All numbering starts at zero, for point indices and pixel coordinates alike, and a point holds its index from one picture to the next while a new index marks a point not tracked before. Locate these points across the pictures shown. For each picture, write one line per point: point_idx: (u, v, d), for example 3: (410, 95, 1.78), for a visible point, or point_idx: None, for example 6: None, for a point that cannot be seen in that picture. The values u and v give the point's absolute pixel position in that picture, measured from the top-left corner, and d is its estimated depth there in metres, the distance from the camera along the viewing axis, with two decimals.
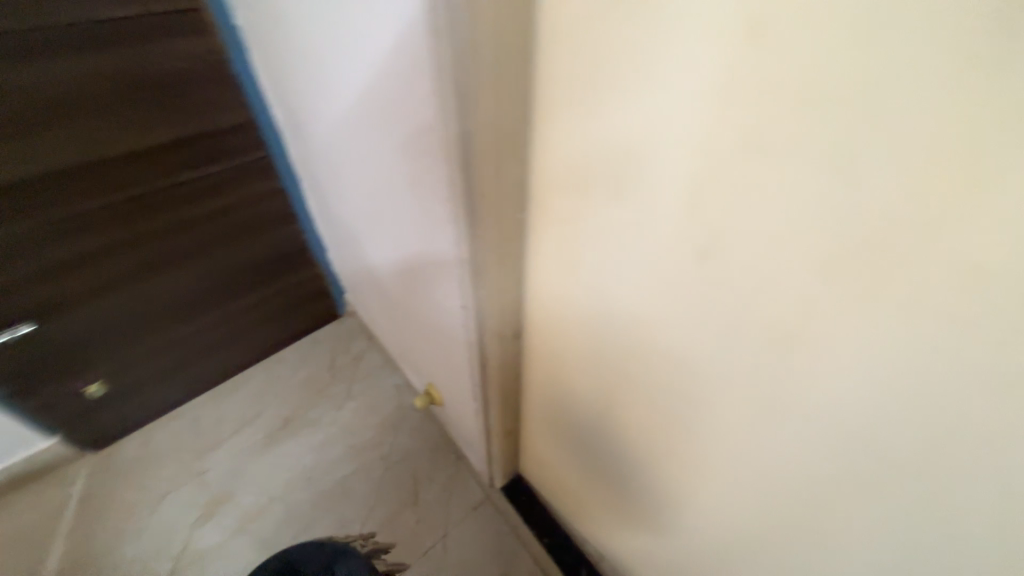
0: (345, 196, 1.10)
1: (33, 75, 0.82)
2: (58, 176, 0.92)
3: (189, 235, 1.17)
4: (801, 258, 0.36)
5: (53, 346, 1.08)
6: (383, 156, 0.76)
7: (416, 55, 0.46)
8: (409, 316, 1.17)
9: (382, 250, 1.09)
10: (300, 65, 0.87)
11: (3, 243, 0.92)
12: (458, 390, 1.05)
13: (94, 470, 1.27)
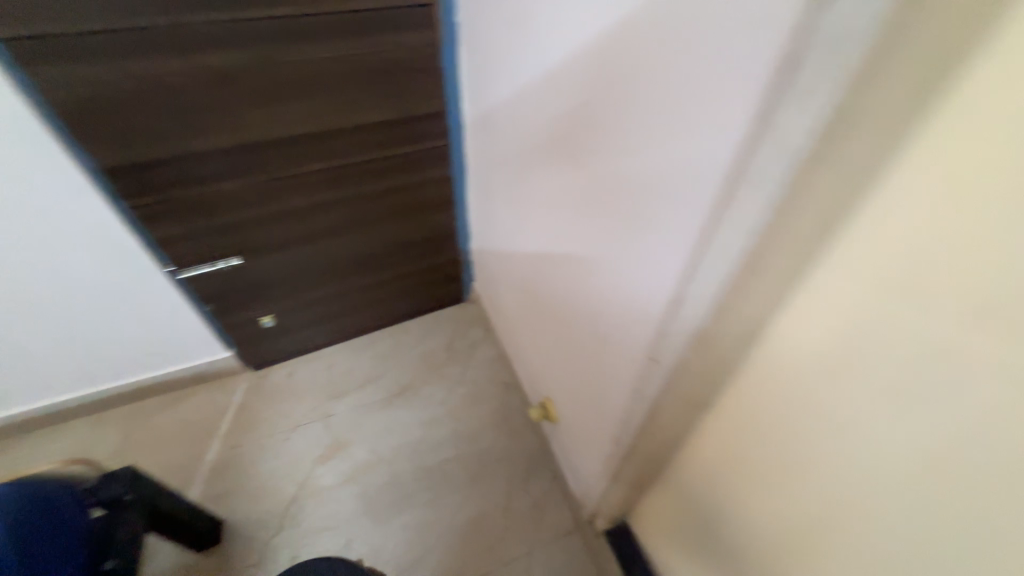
0: (504, 196, 1.12)
1: (296, 54, 0.94)
2: (290, 143, 1.05)
3: (367, 205, 1.28)
4: (897, 420, 0.43)
5: (248, 279, 1.27)
6: (577, 165, 0.72)
7: (720, 100, 0.41)
8: (540, 323, 1.15)
9: (528, 252, 1.08)
10: (512, 66, 0.86)
11: (239, 191, 1.08)
12: (580, 414, 1.01)
13: (250, 386, 1.47)
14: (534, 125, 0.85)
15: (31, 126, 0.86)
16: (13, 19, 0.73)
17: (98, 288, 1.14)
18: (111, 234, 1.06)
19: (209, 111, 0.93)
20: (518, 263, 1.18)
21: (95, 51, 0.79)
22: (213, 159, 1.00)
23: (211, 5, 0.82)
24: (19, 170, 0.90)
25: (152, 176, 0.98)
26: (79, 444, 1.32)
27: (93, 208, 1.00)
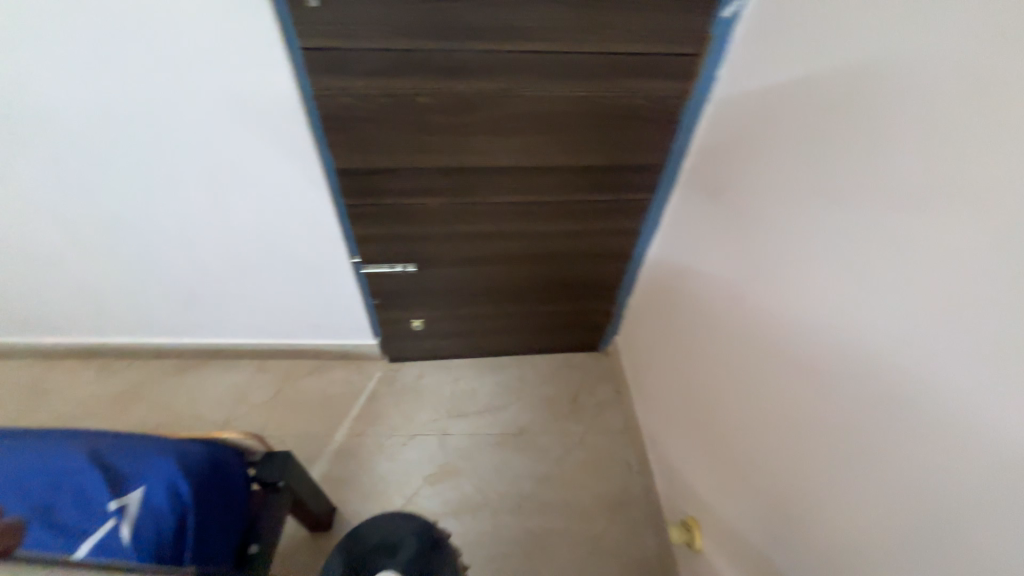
0: (705, 217, 0.99)
1: (540, 90, 0.89)
2: (503, 173, 1.03)
3: (548, 242, 1.21)
4: None
5: (415, 285, 1.29)
6: (942, 247, 0.51)
7: None
8: (723, 354, 0.93)
9: (733, 265, 0.88)
10: (841, 60, 0.63)
11: (442, 208, 1.09)
12: (753, 487, 0.86)
13: (383, 377, 1.53)
14: (832, 190, 0.64)
15: (295, 118, 0.94)
16: (318, 30, 0.78)
17: (296, 260, 1.24)
18: (321, 219, 1.14)
19: (443, 132, 0.94)
20: (698, 291, 1.03)
21: (371, 66, 0.83)
22: (429, 176, 1.02)
23: (483, 37, 0.80)
24: (274, 153, 1.00)
25: (373, 182, 1.02)
26: (240, 384, 1.48)
27: (316, 194, 1.08)
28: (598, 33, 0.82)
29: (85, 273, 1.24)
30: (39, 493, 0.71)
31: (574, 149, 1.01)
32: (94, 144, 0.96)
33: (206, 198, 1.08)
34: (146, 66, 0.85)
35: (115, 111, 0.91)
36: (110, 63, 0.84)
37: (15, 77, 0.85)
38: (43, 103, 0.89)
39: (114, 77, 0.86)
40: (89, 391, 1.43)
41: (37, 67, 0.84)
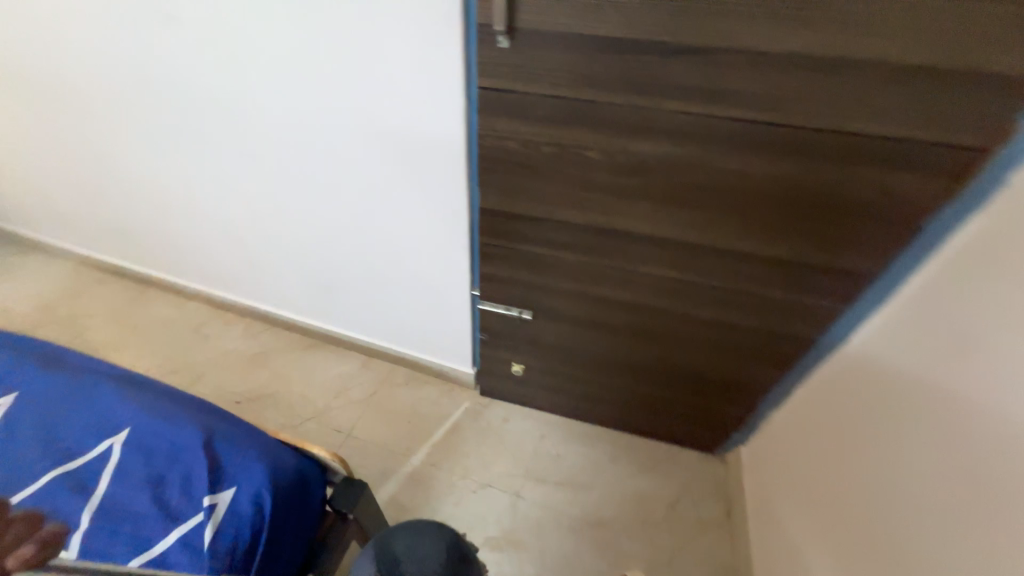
0: (949, 339, 0.70)
1: (736, 161, 0.76)
2: (658, 244, 0.89)
3: (688, 327, 1.03)
4: None
5: (527, 332, 1.21)
6: None
7: None
8: (930, 514, 0.67)
9: (999, 409, 0.60)
10: None
11: (578, 267, 0.99)
12: None
13: (469, 409, 1.47)
14: None
15: (456, 152, 0.92)
16: (502, 71, 0.74)
17: (421, 278, 1.25)
18: (453, 247, 1.12)
19: (602, 190, 0.84)
20: (905, 443, 0.74)
21: (547, 113, 0.77)
22: (574, 233, 0.92)
23: (684, 96, 0.71)
24: (429, 181, 1.00)
25: (515, 228, 0.96)
26: (345, 375, 1.56)
27: (455, 224, 1.06)
28: (835, 109, 0.67)
29: (252, 245, 1.41)
30: (160, 461, 0.77)
31: (754, 235, 0.84)
32: (290, 144, 1.09)
33: (360, 206, 1.14)
34: (345, 85, 0.92)
35: (313, 120, 1.01)
36: (320, 79, 0.93)
37: (252, 81, 1.00)
38: (265, 105, 1.03)
39: (318, 91, 0.95)
40: (232, 345, 1.64)
41: (268, 74, 0.97)
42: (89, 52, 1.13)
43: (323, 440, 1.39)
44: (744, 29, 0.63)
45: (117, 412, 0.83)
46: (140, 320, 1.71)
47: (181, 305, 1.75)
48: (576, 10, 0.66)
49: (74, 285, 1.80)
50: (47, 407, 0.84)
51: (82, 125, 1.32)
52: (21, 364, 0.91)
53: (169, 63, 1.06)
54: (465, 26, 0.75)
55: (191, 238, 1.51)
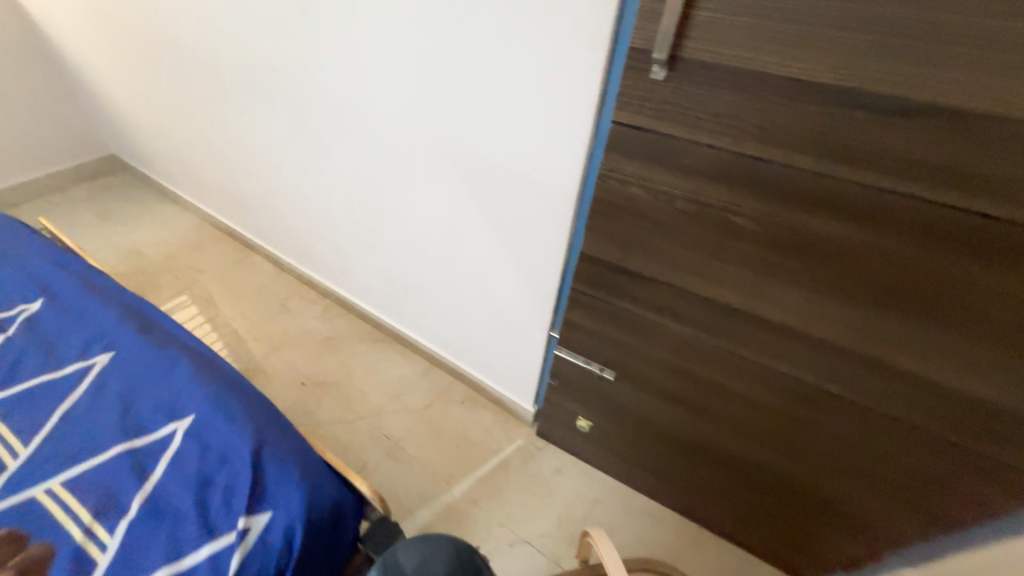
0: None
1: (923, 260, 0.59)
2: (789, 339, 0.74)
3: (807, 441, 0.84)
4: None
5: (603, 391, 1.06)
6: None
7: None
8: None
9: None
10: None
11: (683, 341, 0.84)
12: None
13: (522, 448, 1.36)
14: None
15: (565, 186, 0.81)
16: (646, 109, 0.62)
17: (498, 306, 1.17)
18: (538, 283, 1.02)
19: (739, 262, 0.70)
20: None
21: (688, 164, 0.64)
22: (691, 303, 0.78)
23: (868, 167, 0.56)
24: (527, 210, 0.91)
25: (617, 282, 0.82)
26: (405, 380, 1.53)
27: (548, 260, 0.95)
28: None
29: (343, 236, 1.44)
30: (209, 463, 0.76)
31: (922, 353, 0.66)
32: (395, 149, 1.07)
33: (450, 222, 1.09)
34: (461, 97, 0.86)
35: (421, 129, 0.98)
36: (437, 89, 0.89)
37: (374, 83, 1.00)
38: (380, 108, 1.03)
39: (434, 100, 0.92)
40: (309, 324, 1.69)
41: (390, 78, 0.96)
42: (242, 39, 1.21)
43: (371, 444, 1.36)
44: (1003, 98, 0.47)
45: (184, 396, 0.85)
46: (238, 282, 1.83)
47: (275, 275, 1.86)
48: (763, 47, 0.53)
49: (195, 239, 1.99)
50: (130, 376, 0.88)
51: (224, 101, 1.43)
52: (121, 326, 0.97)
53: (305, 57, 1.10)
54: (613, 49, 0.66)
55: (294, 217, 1.57)
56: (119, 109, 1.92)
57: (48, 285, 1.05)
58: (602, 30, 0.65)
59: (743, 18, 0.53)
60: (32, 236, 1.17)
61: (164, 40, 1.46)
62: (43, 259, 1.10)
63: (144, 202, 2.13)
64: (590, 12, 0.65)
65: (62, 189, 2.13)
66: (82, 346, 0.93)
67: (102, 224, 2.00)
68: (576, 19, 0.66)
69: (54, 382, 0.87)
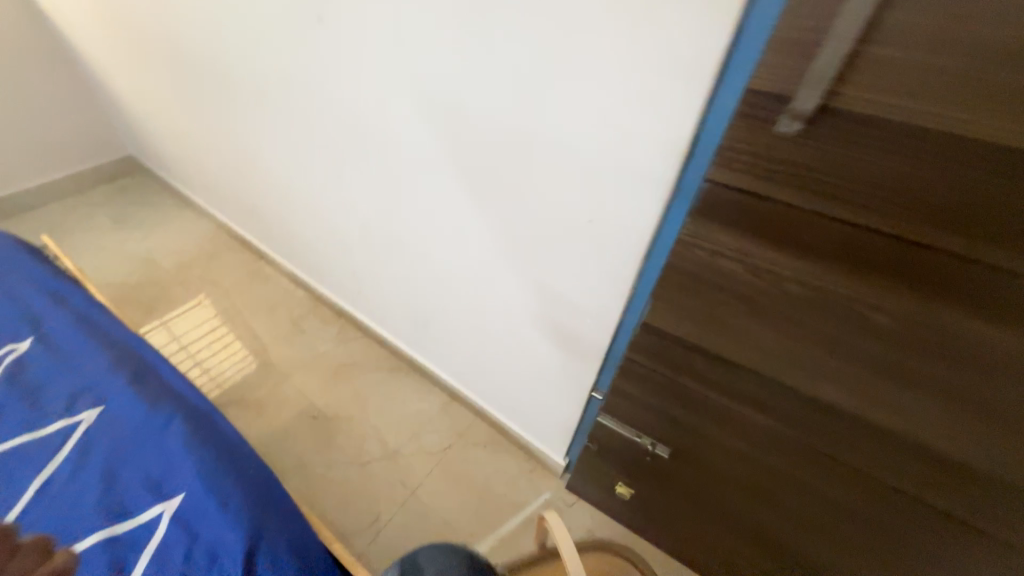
0: None
1: None
2: (895, 445, 0.61)
3: (894, 547, 0.72)
4: None
5: (652, 464, 0.92)
6: None
7: None
8: None
9: None
10: None
11: (755, 432, 0.71)
12: None
13: (550, 503, 1.23)
14: None
15: (634, 245, 0.67)
16: (758, 169, 0.48)
17: (535, 357, 1.03)
18: (585, 341, 0.88)
19: (852, 357, 0.56)
20: None
21: (807, 241, 0.50)
22: (773, 391, 0.65)
23: None
24: (579, 266, 0.77)
25: (687, 360, 0.69)
26: (423, 416, 1.41)
27: (601, 318, 0.81)
28: None
29: (361, 260, 1.32)
30: (196, 564, 0.65)
31: None
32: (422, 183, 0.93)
33: (484, 267, 0.96)
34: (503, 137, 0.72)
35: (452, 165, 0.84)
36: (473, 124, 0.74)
37: (398, 110, 0.86)
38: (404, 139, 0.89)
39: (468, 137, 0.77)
40: (323, 347, 1.58)
41: (417, 106, 0.82)
42: (251, 47, 1.08)
43: (385, 492, 1.25)
44: None
45: (175, 469, 0.74)
46: (251, 296, 1.73)
47: (288, 290, 1.75)
48: (962, 107, 0.37)
49: (208, 247, 1.90)
50: (120, 441, 0.77)
51: (237, 110, 1.31)
52: (111, 374, 0.86)
53: (320, 73, 0.96)
54: (715, 93, 0.50)
55: (308, 235, 1.46)
56: (133, 109, 1.82)
57: (39, 320, 0.95)
58: (704, 67, 0.49)
59: (945, 69, 0.36)
60: (32, 263, 1.09)
61: (172, 42, 1.34)
62: (39, 291, 1.02)
63: (159, 206, 2.05)
64: (690, 43, 0.49)
65: (78, 191, 2.07)
66: (70, 400, 0.82)
67: (115, 228, 1.93)
68: (670, 50, 0.50)
69: (35, 445, 0.76)
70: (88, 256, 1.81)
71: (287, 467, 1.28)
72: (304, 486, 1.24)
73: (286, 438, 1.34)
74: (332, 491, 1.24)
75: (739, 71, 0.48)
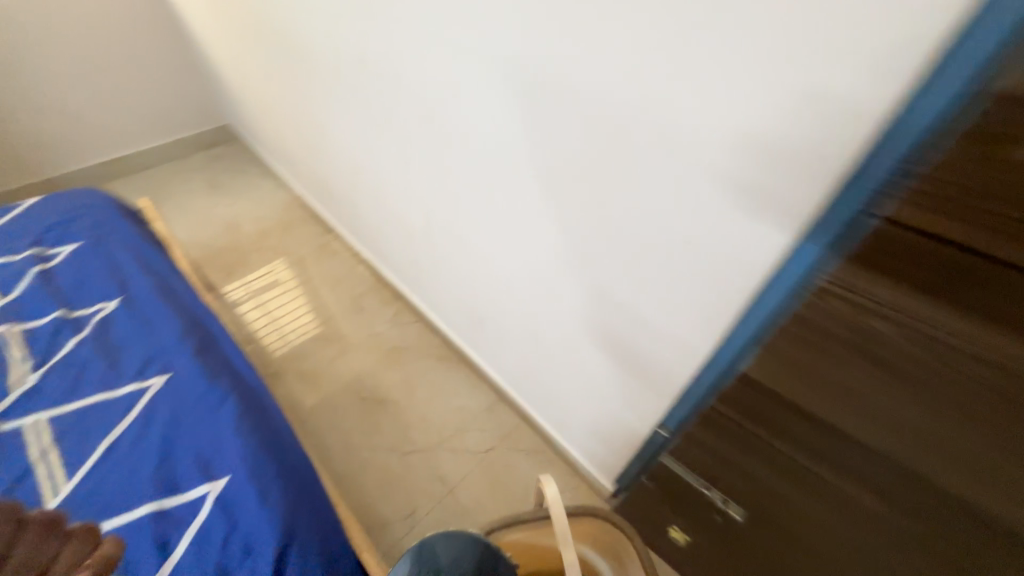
0: None
1: None
2: None
3: None
4: None
5: (719, 521, 0.79)
6: None
7: None
8: None
9: None
10: None
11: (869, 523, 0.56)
12: None
13: None
14: None
15: (742, 283, 0.55)
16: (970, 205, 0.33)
17: (593, 377, 0.94)
18: (657, 376, 0.77)
19: None
20: None
21: (1020, 315, 0.34)
22: (907, 487, 0.50)
23: None
24: (664, 296, 0.65)
25: (788, 425, 0.56)
26: (468, 412, 1.37)
27: (679, 353, 0.69)
28: None
29: (419, 249, 1.27)
30: (232, 554, 0.64)
31: None
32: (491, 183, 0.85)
33: (550, 278, 0.87)
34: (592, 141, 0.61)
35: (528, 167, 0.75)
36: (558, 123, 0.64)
37: (471, 101, 0.77)
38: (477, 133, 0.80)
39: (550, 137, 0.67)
40: (378, 328, 1.59)
41: (492, 97, 0.73)
42: (325, 24, 1.04)
43: (424, 486, 1.23)
44: None
45: (225, 449, 0.74)
46: (318, 269, 1.78)
47: (351, 267, 1.78)
48: None
49: (285, 218, 1.98)
50: (178, 412, 0.79)
51: (310, 88, 1.30)
52: (179, 344, 0.89)
53: (390, 58, 0.89)
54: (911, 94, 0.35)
55: (372, 217, 1.45)
56: (228, 81, 1.91)
57: (126, 282, 1.02)
58: (885, 67, 0.36)
59: None
60: (125, 224, 1.16)
61: (257, 16, 1.34)
62: (129, 252, 1.09)
63: (247, 174, 2.17)
64: (883, 33, 0.35)
65: (181, 156, 2.25)
66: (142, 363, 0.86)
67: (207, 193, 2.07)
68: (845, 45, 0.37)
69: (108, 404, 0.81)
70: (183, 217, 1.96)
71: (334, 445, 1.30)
72: (348, 467, 1.25)
73: (336, 415, 1.37)
74: (373, 476, 1.24)
75: (958, 68, 0.32)
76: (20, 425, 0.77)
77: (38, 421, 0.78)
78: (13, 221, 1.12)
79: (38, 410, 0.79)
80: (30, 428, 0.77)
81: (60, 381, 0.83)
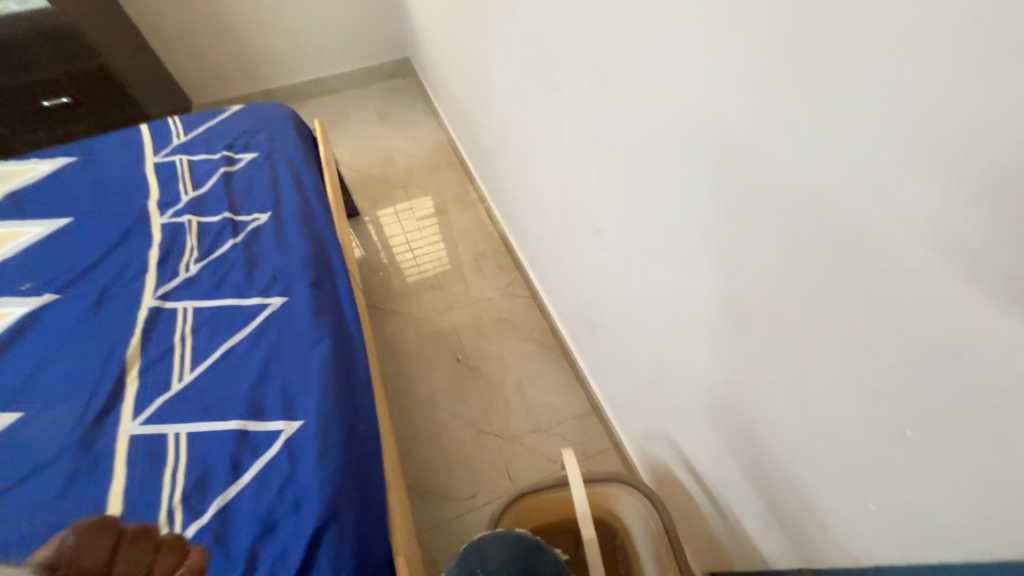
0: None
1: None
2: None
3: None
4: None
5: None
6: None
7: None
8: None
9: None
10: None
11: None
12: None
13: None
14: None
15: None
16: None
17: (720, 456, 0.70)
18: (837, 518, 0.50)
19: None
20: None
21: None
22: None
23: None
24: (914, 428, 0.38)
25: None
26: (554, 413, 1.24)
27: (893, 517, 0.43)
28: None
29: (549, 227, 1.12)
30: (284, 502, 0.64)
31: None
32: (652, 176, 0.64)
33: (702, 320, 0.63)
34: (860, 148, 0.34)
35: (717, 167, 0.50)
36: (797, 108, 0.38)
37: (660, 58, 0.55)
38: (656, 104, 0.58)
39: (771, 131, 0.41)
40: (489, 293, 1.52)
41: (684, 60, 0.51)
42: None
43: (490, 474, 1.16)
44: None
45: (307, 394, 0.74)
46: (450, 217, 1.77)
47: (481, 224, 1.73)
48: None
49: (434, 159, 2.00)
50: (281, 341, 0.82)
51: (479, 26, 1.18)
52: (301, 273, 0.92)
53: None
54: None
55: (510, 178, 1.33)
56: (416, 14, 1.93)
57: (280, 198, 1.09)
58: None
59: None
60: (295, 143, 1.25)
61: None
62: (290, 170, 1.16)
63: (413, 109, 2.24)
64: None
65: (364, 84, 2.41)
66: (269, 280, 0.92)
67: (377, 123, 2.20)
68: None
69: (236, 310, 0.87)
70: (353, 142, 2.12)
71: (419, 397, 1.31)
72: (426, 425, 1.25)
73: (429, 369, 1.36)
74: (446, 444, 1.22)
75: None
76: (175, 308, 0.89)
77: (187, 309, 0.88)
78: (219, 124, 1.29)
79: (190, 299, 0.90)
80: (181, 313, 0.88)
81: (211, 278, 0.93)
